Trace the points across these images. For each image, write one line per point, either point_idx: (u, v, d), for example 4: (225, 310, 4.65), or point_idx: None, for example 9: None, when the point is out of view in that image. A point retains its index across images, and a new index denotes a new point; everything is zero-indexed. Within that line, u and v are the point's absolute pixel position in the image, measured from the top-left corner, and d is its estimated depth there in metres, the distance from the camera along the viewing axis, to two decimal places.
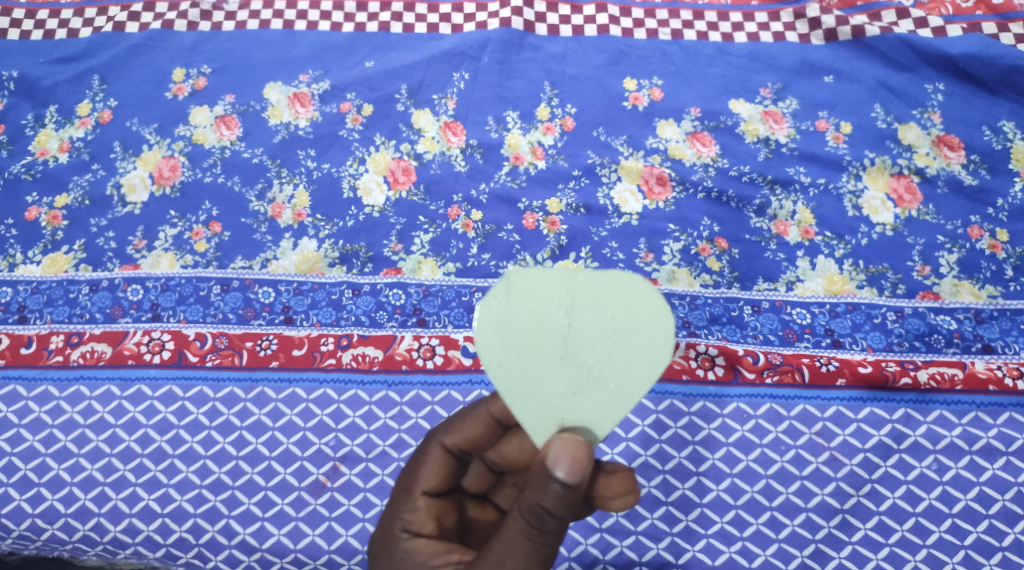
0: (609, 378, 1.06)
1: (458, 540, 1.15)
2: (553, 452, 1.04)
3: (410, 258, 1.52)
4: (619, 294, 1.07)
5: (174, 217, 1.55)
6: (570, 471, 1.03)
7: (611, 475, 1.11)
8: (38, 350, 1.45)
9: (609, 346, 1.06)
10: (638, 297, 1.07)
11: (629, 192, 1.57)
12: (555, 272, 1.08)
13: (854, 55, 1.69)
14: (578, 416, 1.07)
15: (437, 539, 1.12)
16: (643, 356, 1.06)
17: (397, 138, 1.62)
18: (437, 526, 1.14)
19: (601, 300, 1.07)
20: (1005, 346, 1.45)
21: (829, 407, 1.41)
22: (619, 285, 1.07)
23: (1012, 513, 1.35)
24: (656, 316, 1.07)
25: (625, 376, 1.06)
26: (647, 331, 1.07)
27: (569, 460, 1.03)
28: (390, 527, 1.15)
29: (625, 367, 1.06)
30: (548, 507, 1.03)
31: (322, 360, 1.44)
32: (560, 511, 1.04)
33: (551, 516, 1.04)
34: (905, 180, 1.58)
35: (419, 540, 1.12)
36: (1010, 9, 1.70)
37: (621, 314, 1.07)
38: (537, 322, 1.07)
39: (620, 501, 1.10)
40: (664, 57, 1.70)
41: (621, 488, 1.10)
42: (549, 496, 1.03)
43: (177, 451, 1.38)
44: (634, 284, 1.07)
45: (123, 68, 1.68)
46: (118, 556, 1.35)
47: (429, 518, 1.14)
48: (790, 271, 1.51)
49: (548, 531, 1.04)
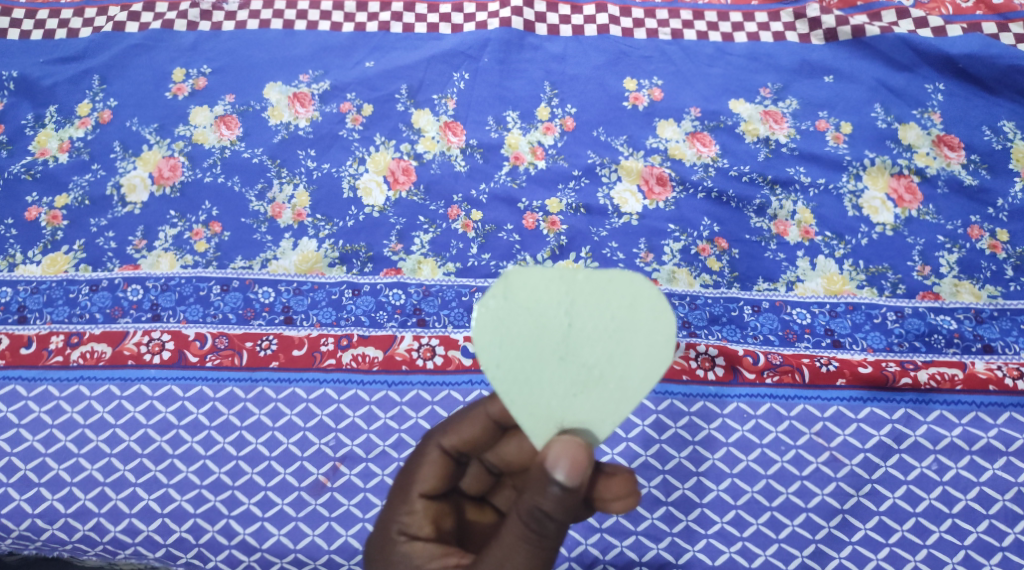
0: (610, 378, 1.06)
1: (456, 543, 1.15)
2: (553, 453, 1.03)
3: (410, 258, 1.52)
4: (619, 293, 1.07)
5: (174, 217, 1.55)
6: (569, 474, 1.03)
7: (611, 478, 1.11)
8: (38, 350, 1.45)
9: (609, 346, 1.06)
10: (638, 297, 1.07)
11: (629, 192, 1.57)
12: (554, 271, 1.07)
13: (854, 55, 1.69)
14: (578, 417, 1.07)
15: (434, 542, 1.12)
16: (643, 356, 1.06)
17: (397, 138, 1.62)
18: (435, 529, 1.13)
19: (600, 299, 1.07)
20: (1005, 346, 1.45)
21: (829, 407, 1.41)
22: (619, 284, 1.07)
23: (1012, 513, 1.35)
24: (657, 316, 1.07)
25: (626, 377, 1.06)
26: (647, 331, 1.07)
27: (568, 463, 1.03)
28: (387, 529, 1.15)
29: (625, 367, 1.06)
30: (547, 510, 1.03)
31: (322, 360, 1.44)
32: (559, 514, 1.04)
33: (550, 519, 1.04)
34: (905, 180, 1.58)
35: (417, 543, 1.12)
36: (1011, 9, 1.70)
37: (621, 314, 1.07)
38: (536, 322, 1.07)
39: (620, 503, 1.10)
40: (664, 57, 1.70)
41: (621, 491, 1.11)
42: (548, 499, 1.03)
43: (177, 451, 1.38)
44: (634, 283, 1.07)
45: (123, 68, 1.68)
46: (117, 556, 1.35)
47: (426, 520, 1.14)
48: (790, 270, 1.51)
49: (547, 535, 1.04)
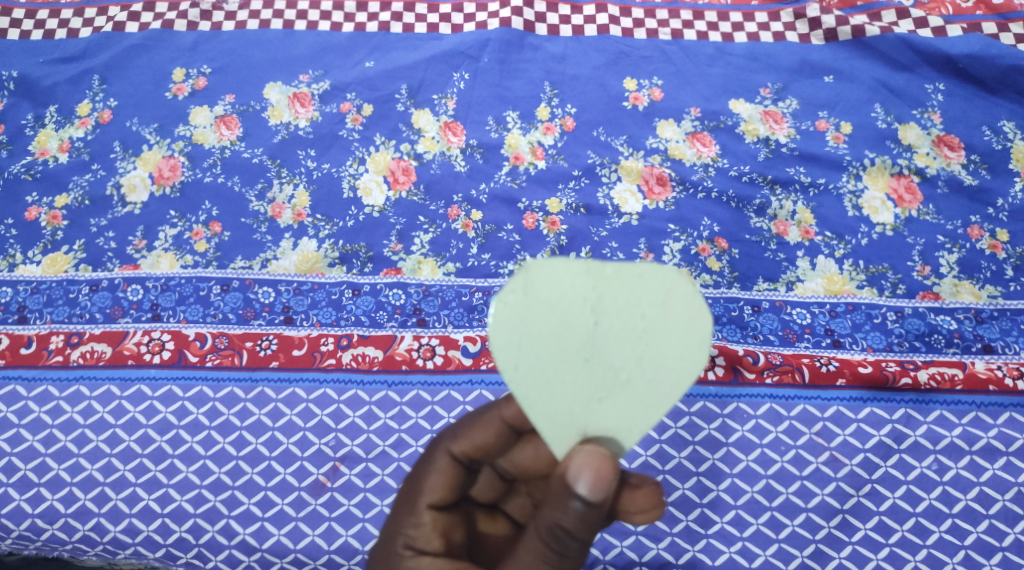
0: (638, 382, 1.05)
1: (466, 557, 1.14)
2: (575, 465, 1.03)
3: (410, 258, 1.52)
4: (651, 290, 1.05)
5: (174, 217, 1.55)
6: (591, 488, 1.03)
7: (636, 490, 1.10)
8: (38, 350, 1.45)
9: (637, 348, 1.05)
10: (670, 296, 1.05)
11: (629, 192, 1.57)
12: (579, 265, 1.05)
13: (854, 55, 1.69)
14: (603, 424, 1.06)
15: (443, 556, 1.12)
16: (675, 358, 1.05)
17: (397, 138, 1.62)
18: (444, 543, 1.13)
19: (631, 297, 1.05)
20: (1006, 346, 1.45)
21: (828, 407, 1.41)
22: (650, 281, 1.05)
23: (1012, 513, 1.35)
24: (690, 316, 1.06)
25: (655, 382, 1.05)
26: (681, 332, 1.05)
27: (591, 475, 1.03)
28: (393, 543, 1.14)
29: (655, 371, 1.05)
30: (568, 528, 1.04)
31: (322, 360, 1.44)
32: (581, 532, 1.04)
33: (572, 539, 1.04)
34: (906, 179, 1.58)
35: (424, 558, 1.11)
36: (1011, 9, 1.70)
37: (651, 312, 1.05)
38: (560, 321, 1.05)
39: (643, 516, 1.11)
40: (663, 57, 1.70)
41: (646, 504, 1.10)
42: (570, 516, 1.04)
43: (177, 451, 1.38)
44: (667, 280, 1.06)
45: (124, 68, 1.68)
46: (117, 556, 1.35)
47: (434, 534, 1.13)
48: (790, 270, 1.51)
49: (568, 555, 1.05)
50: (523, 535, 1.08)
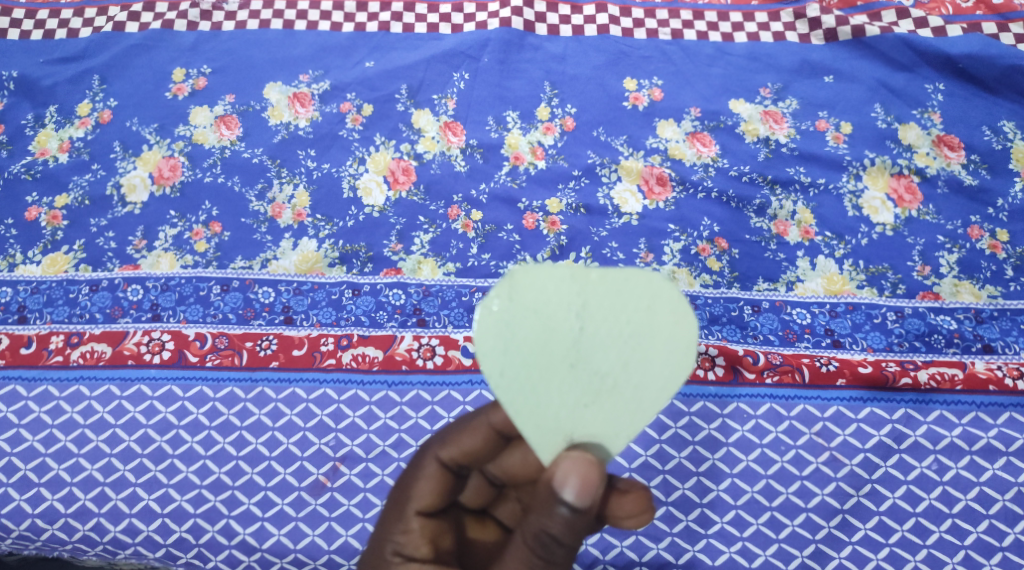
0: (624, 387, 1.05)
1: (455, 563, 1.14)
2: (562, 470, 1.03)
3: (410, 258, 1.52)
4: (635, 295, 1.05)
5: (174, 217, 1.55)
6: (578, 494, 1.03)
7: (624, 495, 1.10)
8: (38, 350, 1.45)
9: (624, 354, 1.05)
10: (655, 301, 1.05)
11: (629, 192, 1.57)
12: (564, 271, 1.05)
13: (854, 55, 1.69)
14: (589, 430, 1.06)
15: (431, 563, 1.12)
16: (661, 362, 1.05)
17: (397, 138, 1.62)
18: (432, 550, 1.13)
19: (617, 301, 1.05)
20: (1006, 346, 1.45)
21: (828, 407, 1.41)
22: (635, 286, 1.05)
23: (1012, 513, 1.35)
24: (676, 321, 1.05)
25: (642, 386, 1.05)
26: (667, 336, 1.05)
27: (577, 480, 1.03)
28: (381, 549, 1.15)
29: (641, 376, 1.05)
30: (555, 534, 1.04)
31: (322, 360, 1.44)
32: (568, 539, 1.04)
33: (558, 545, 1.04)
34: (905, 179, 1.58)
35: (412, 565, 1.12)
36: (1010, 9, 1.70)
37: (637, 317, 1.05)
38: (545, 327, 1.05)
39: (632, 521, 1.10)
40: (663, 57, 1.70)
41: (635, 508, 1.10)
42: (556, 522, 1.03)
43: (177, 451, 1.38)
44: (652, 284, 1.06)
45: (124, 67, 1.68)
46: (117, 556, 1.35)
47: (422, 540, 1.14)
48: (790, 270, 1.51)
49: (554, 561, 1.05)
50: (511, 540, 1.08)
